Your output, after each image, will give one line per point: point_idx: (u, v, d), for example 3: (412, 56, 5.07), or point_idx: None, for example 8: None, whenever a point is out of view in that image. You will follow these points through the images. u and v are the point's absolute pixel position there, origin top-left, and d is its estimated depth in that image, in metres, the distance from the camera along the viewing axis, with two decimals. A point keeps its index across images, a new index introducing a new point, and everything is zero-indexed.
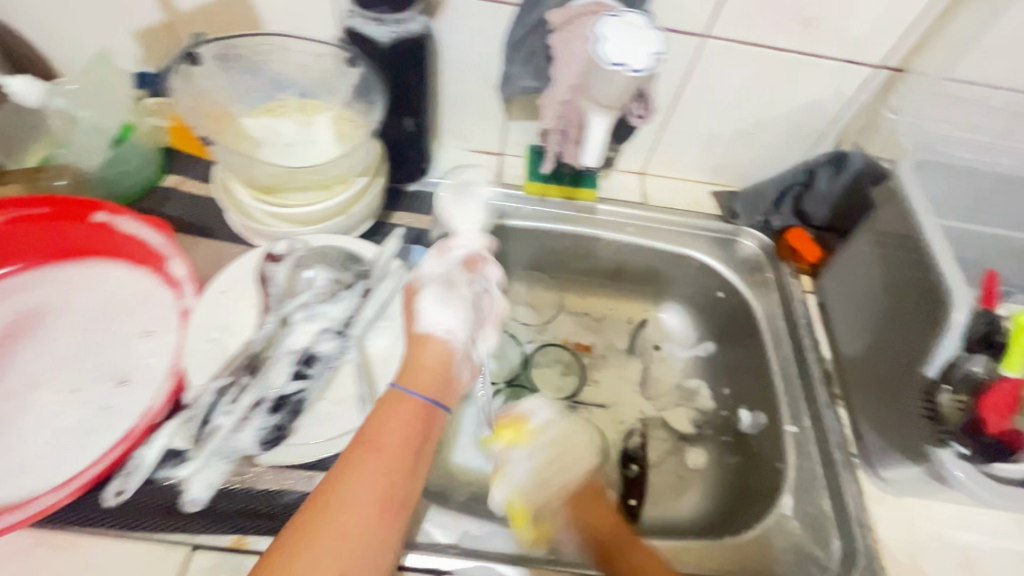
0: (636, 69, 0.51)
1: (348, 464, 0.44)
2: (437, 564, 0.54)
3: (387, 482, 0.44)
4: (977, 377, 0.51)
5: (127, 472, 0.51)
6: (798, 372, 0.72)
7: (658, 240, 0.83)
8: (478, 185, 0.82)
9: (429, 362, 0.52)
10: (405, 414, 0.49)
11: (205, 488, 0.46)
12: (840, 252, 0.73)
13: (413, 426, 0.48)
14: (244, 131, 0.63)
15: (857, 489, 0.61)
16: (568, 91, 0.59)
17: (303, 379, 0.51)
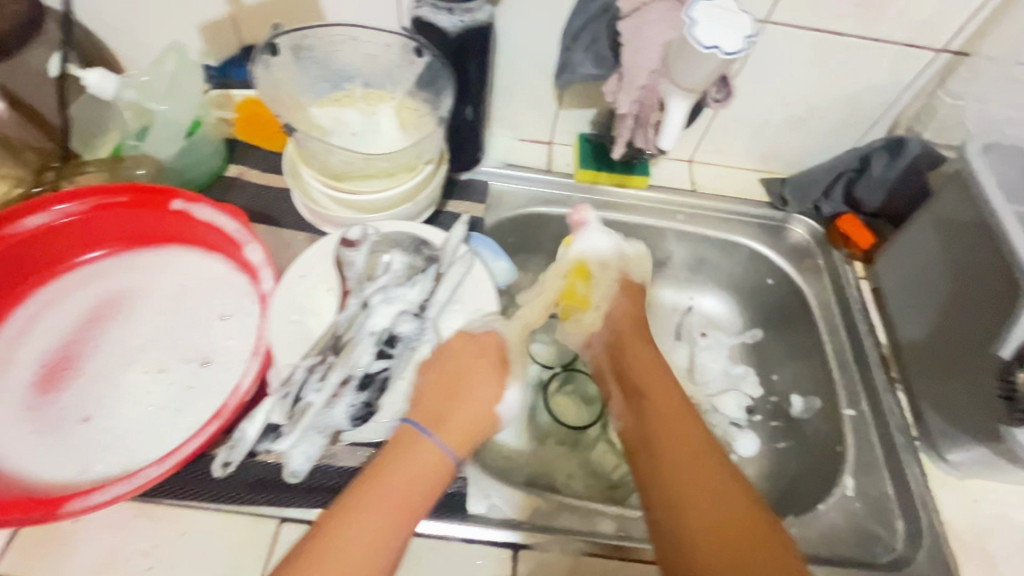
0: (728, 51, 0.52)
1: (370, 483, 0.45)
2: (483, 534, 0.54)
3: (392, 518, 0.43)
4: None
5: (229, 445, 0.52)
6: (854, 357, 0.72)
7: (707, 227, 0.84)
8: (530, 174, 0.84)
9: (473, 377, 0.53)
10: (423, 456, 0.47)
11: (305, 461, 0.50)
12: (895, 236, 0.73)
13: (433, 461, 0.47)
14: (313, 120, 0.65)
15: (920, 471, 0.62)
16: (648, 77, 0.60)
17: (386, 358, 0.54)
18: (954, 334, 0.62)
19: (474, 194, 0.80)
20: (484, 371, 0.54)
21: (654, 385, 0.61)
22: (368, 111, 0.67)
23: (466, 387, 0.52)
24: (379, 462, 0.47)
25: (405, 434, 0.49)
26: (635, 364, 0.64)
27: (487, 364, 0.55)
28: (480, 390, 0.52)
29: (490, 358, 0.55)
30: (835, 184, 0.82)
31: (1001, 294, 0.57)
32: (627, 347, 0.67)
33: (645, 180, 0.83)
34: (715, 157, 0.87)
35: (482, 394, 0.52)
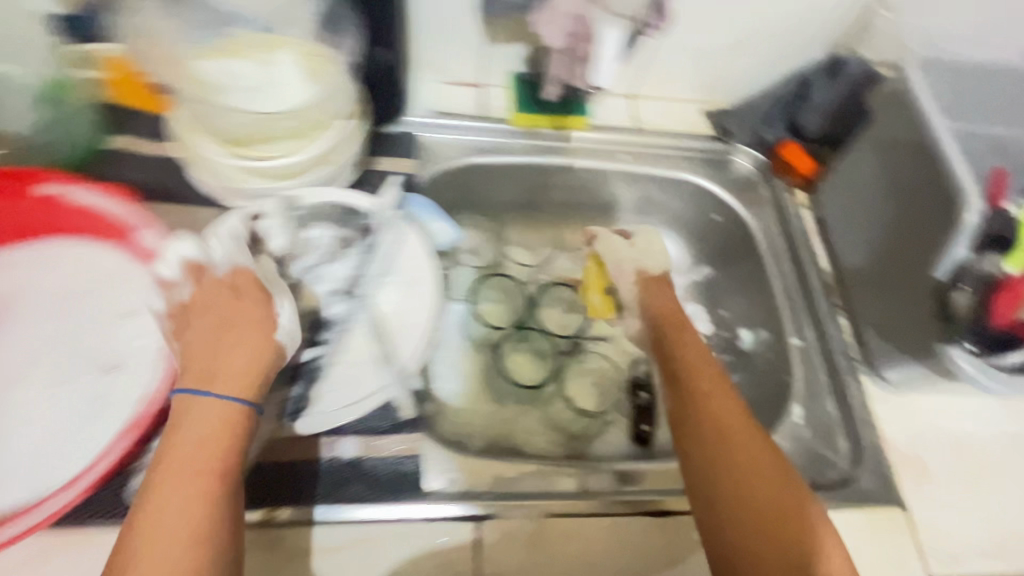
0: None
1: (171, 453, 0.40)
2: (437, 511, 0.52)
3: (202, 471, 0.40)
4: (990, 273, 0.54)
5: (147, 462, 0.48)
6: (800, 287, 0.72)
7: (652, 165, 0.81)
8: (464, 121, 0.77)
9: (234, 327, 0.47)
10: (215, 415, 0.43)
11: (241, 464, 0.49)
12: (839, 161, 0.72)
13: (224, 413, 0.43)
14: (197, 76, 0.55)
15: (860, 391, 0.64)
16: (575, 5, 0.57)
17: (318, 346, 0.56)
18: (890, 255, 0.63)
19: (400, 149, 0.74)
20: (236, 310, 0.48)
21: (694, 364, 0.61)
22: (264, 60, 0.58)
23: (216, 338, 0.46)
24: (168, 437, 0.42)
25: (181, 408, 0.43)
26: (682, 340, 0.65)
27: (241, 302, 0.49)
28: (235, 342, 0.46)
29: (246, 295, 0.49)
30: (777, 112, 0.80)
31: (930, 213, 0.57)
32: (674, 324, 0.67)
33: (585, 121, 0.78)
34: (658, 89, 0.82)
35: (241, 346, 0.46)
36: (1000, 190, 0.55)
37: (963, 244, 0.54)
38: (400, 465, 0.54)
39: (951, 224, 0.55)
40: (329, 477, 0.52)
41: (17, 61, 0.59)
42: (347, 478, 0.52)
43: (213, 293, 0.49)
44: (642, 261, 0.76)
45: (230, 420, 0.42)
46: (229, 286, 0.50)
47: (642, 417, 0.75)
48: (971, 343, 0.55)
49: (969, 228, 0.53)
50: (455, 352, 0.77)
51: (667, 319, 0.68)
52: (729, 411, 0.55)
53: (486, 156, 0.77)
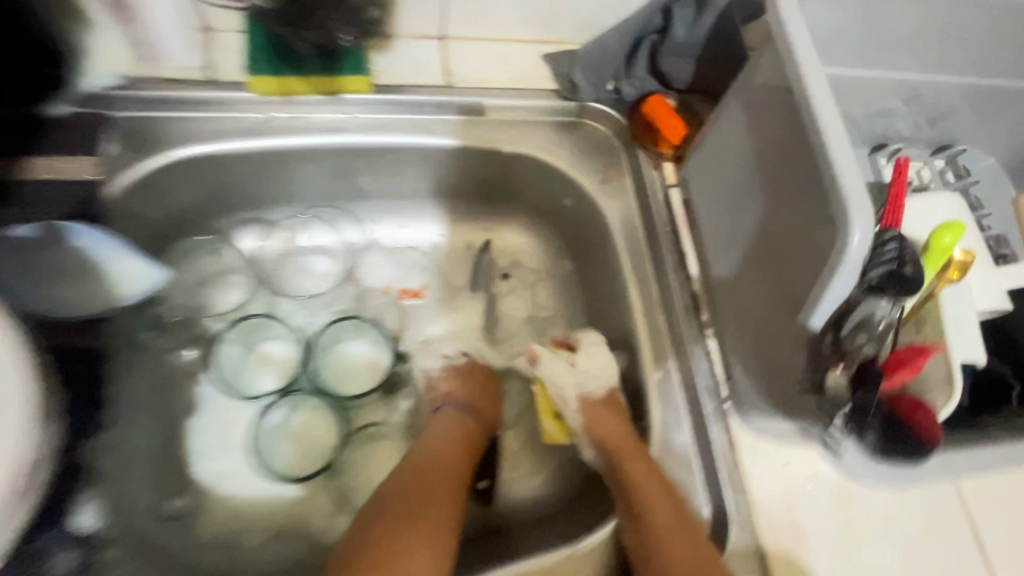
0: None
1: (408, 470, 0.52)
2: None
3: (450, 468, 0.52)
4: (878, 330, 0.41)
5: None
6: (661, 299, 0.56)
7: (475, 137, 0.59)
8: (184, 92, 0.52)
9: (483, 398, 0.60)
10: (455, 432, 0.56)
11: None
12: (707, 126, 0.54)
13: (457, 427, 0.57)
14: None
15: (728, 440, 0.50)
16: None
17: None
18: (761, 266, 0.46)
19: (77, 140, 0.49)
20: (485, 382, 0.62)
21: (621, 450, 0.51)
22: None
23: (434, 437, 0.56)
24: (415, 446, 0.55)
25: (448, 417, 0.58)
26: (620, 459, 0.50)
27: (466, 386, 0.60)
28: (493, 390, 0.62)
29: (485, 375, 0.62)
30: (637, 55, 0.58)
31: (807, 228, 0.40)
32: (628, 458, 0.50)
33: (367, 80, 0.55)
34: (475, 28, 0.59)
35: (490, 394, 0.61)
36: (900, 188, 0.44)
37: (841, 283, 0.37)
38: None
39: (829, 243, 0.38)
40: None
41: None
42: None
43: (460, 374, 0.61)
44: (587, 385, 0.56)
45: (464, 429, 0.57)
46: (473, 369, 0.62)
47: (482, 471, 0.59)
48: (848, 416, 0.45)
49: (849, 258, 0.36)
50: (224, 414, 0.58)
51: (614, 458, 0.51)
52: (665, 516, 0.46)
53: (226, 143, 0.53)
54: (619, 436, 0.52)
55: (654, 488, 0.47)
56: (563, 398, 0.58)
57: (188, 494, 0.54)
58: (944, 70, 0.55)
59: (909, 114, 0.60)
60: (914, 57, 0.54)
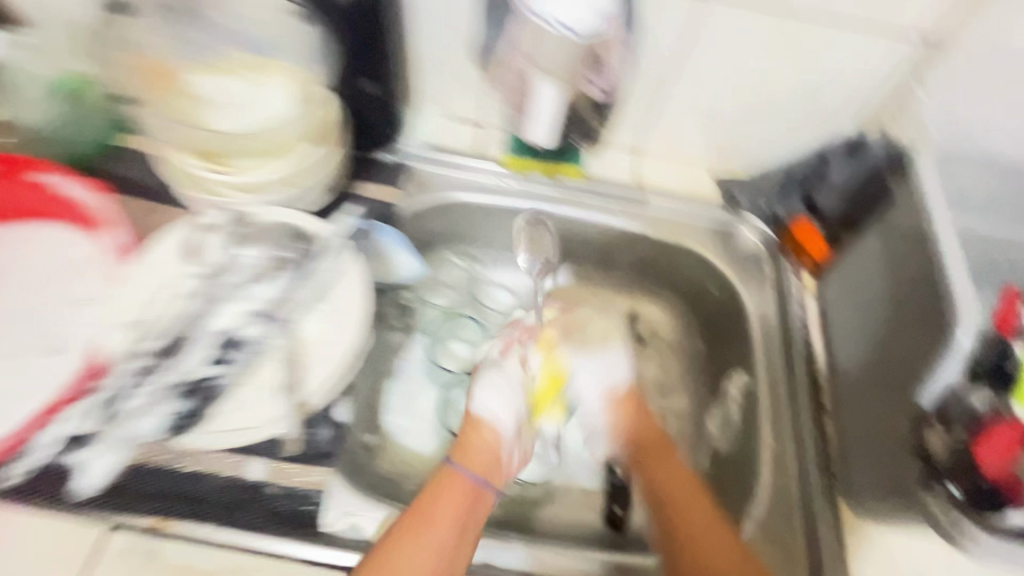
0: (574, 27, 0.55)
1: (394, 547, 0.48)
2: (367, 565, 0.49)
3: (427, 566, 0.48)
4: (976, 410, 0.49)
5: (20, 457, 0.49)
6: (787, 381, 0.65)
7: (648, 227, 0.76)
8: (459, 160, 0.77)
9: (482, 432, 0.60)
10: (446, 498, 0.53)
11: (105, 471, 0.49)
12: (850, 249, 0.65)
13: (454, 487, 0.54)
14: (188, 90, 0.59)
15: (834, 514, 0.56)
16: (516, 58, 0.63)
17: (222, 364, 0.55)
18: (884, 362, 0.55)
19: (389, 177, 0.74)
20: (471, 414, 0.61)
21: (659, 462, 0.60)
22: (256, 81, 0.61)
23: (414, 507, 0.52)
24: (414, 506, 0.52)
25: (442, 475, 0.55)
26: (681, 513, 0.55)
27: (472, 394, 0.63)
28: (475, 424, 0.61)
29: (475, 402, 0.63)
30: (793, 188, 0.73)
31: (924, 332, 0.51)
32: (653, 458, 0.61)
33: (578, 170, 0.77)
34: (665, 148, 0.78)
35: (477, 429, 0.60)
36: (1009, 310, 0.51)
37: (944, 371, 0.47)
38: (298, 500, 0.52)
39: (942, 340, 0.48)
40: (226, 496, 0.51)
41: (50, 59, 0.63)
42: (243, 501, 0.51)
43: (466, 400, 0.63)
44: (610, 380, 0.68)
45: (457, 506, 0.52)
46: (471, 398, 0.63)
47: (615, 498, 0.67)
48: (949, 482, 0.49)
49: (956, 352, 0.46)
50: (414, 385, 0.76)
51: (645, 454, 0.62)
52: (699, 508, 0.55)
53: (478, 196, 0.76)
54: (651, 433, 0.63)
55: (684, 486, 0.57)
56: (580, 373, 0.68)
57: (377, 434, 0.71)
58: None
59: None
60: None
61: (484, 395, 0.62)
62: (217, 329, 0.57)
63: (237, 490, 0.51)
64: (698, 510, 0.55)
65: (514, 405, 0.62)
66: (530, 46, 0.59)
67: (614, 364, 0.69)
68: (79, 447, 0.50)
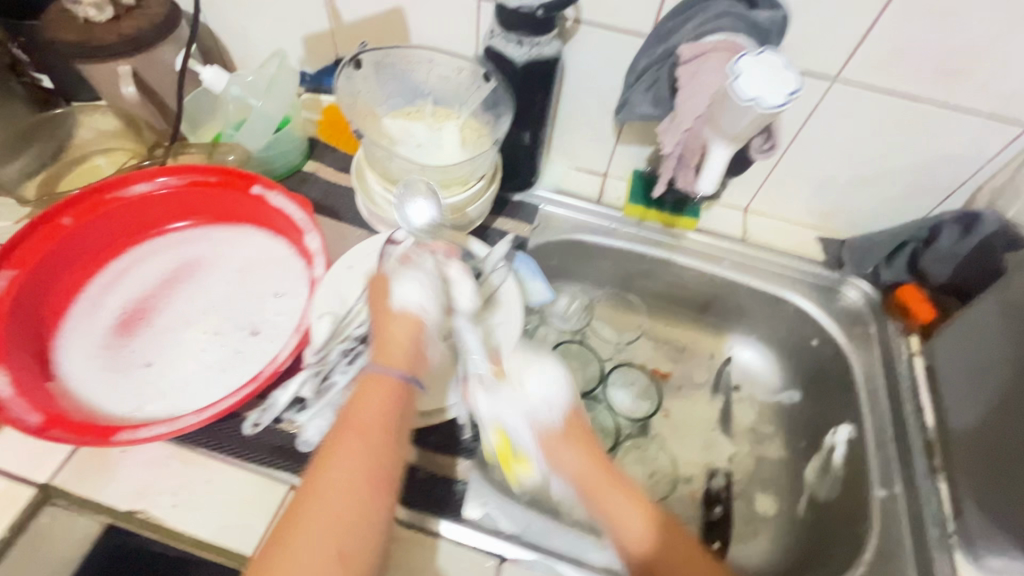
0: (770, 104, 0.55)
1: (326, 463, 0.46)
2: (481, 542, 0.56)
3: (366, 467, 0.47)
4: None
5: (263, 409, 0.59)
6: (895, 434, 0.67)
7: (754, 278, 0.82)
8: (582, 204, 0.87)
9: (398, 335, 0.55)
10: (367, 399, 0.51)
11: (317, 433, 0.57)
12: (958, 314, 0.68)
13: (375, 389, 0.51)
14: (382, 129, 0.71)
15: (951, 571, 0.57)
16: (694, 121, 0.63)
17: None
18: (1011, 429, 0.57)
19: (524, 214, 0.85)
20: (401, 315, 0.55)
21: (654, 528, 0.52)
22: (435, 126, 0.73)
23: (345, 409, 0.50)
24: (341, 415, 0.50)
25: (364, 379, 0.52)
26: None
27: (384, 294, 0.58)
28: (388, 311, 0.56)
29: (383, 290, 0.58)
30: (899, 253, 0.78)
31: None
32: (607, 495, 0.53)
33: (693, 223, 0.84)
34: (773, 209, 0.85)
35: (392, 315, 0.56)
36: None
37: None
38: (442, 485, 0.59)
39: None
40: None
41: None
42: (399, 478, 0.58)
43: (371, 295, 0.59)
44: (540, 413, 0.54)
45: (389, 403, 0.51)
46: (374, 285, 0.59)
47: (713, 534, 0.72)
48: None
49: None
50: None
51: (592, 488, 0.53)
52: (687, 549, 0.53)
53: (596, 238, 0.85)
54: (607, 469, 0.54)
55: (680, 550, 0.52)
56: (519, 435, 0.54)
57: None
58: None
59: None
60: None
61: (404, 287, 0.57)
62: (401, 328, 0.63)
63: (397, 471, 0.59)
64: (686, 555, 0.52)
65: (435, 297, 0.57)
66: (710, 111, 0.61)
67: (564, 386, 0.55)
68: (302, 408, 0.59)
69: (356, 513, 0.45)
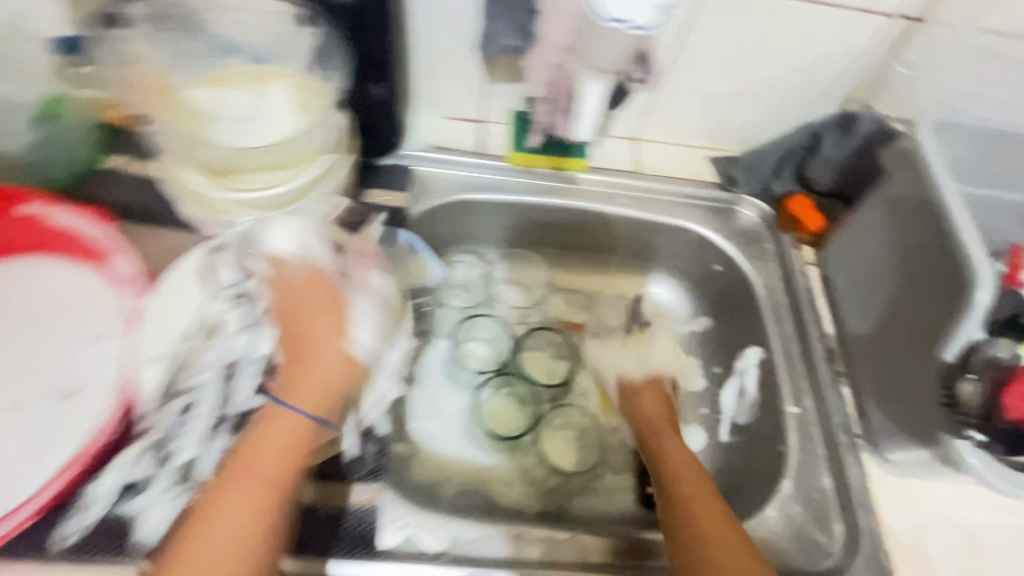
0: (640, 26, 0.47)
1: (224, 486, 0.42)
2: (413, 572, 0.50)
3: (262, 494, 0.42)
4: (1008, 362, 0.46)
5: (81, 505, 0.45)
6: (801, 349, 0.68)
7: (653, 212, 0.78)
8: (461, 159, 0.76)
9: (331, 326, 0.49)
10: (281, 431, 0.44)
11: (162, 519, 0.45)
12: (848, 218, 0.68)
13: (311, 380, 0.47)
14: (185, 103, 0.55)
15: (861, 472, 0.60)
16: (557, 53, 0.55)
17: (269, 391, 0.52)
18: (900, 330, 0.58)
19: (395, 181, 0.73)
20: (325, 301, 0.51)
21: (659, 425, 0.67)
22: (258, 92, 0.57)
23: (254, 449, 0.43)
24: (239, 447, 0.44)
25: (267, 412, 0.46)
26: (683, 501, 0.56)
27: (324, 298, 0.51)
28: (330, 329, 0.49)
29: (323, 300, 0.51)
30: (786, 164, 0.77)
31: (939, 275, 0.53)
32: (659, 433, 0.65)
33: (582, 162, 0.77)
34: (662, 134, 0.80)
35: (330, 339, 0.49)
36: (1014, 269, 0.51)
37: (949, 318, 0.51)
38: (351, 518, 0.52)
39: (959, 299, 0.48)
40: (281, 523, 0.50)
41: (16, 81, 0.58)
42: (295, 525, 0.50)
43: (303, 293, 0.51)
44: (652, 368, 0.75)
45: (300, 439, 0.44)
46: (303, 292, 0.52)
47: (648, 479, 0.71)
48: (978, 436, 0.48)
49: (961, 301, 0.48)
50: (438, 390, 0.76)
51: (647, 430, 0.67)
52: (674, 445, 0.64)
53: (484, 194, 0.76)
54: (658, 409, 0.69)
55: (669, 440, 0.65)
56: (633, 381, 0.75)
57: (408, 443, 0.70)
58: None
59: None
60: None
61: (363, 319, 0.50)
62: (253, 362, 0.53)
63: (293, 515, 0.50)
64: (675, 450, 0.63)
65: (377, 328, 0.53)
66: (576, 39, 0.52)
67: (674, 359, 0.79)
68: (134, 494, 0.46)
69: (252, 537, 0.40)
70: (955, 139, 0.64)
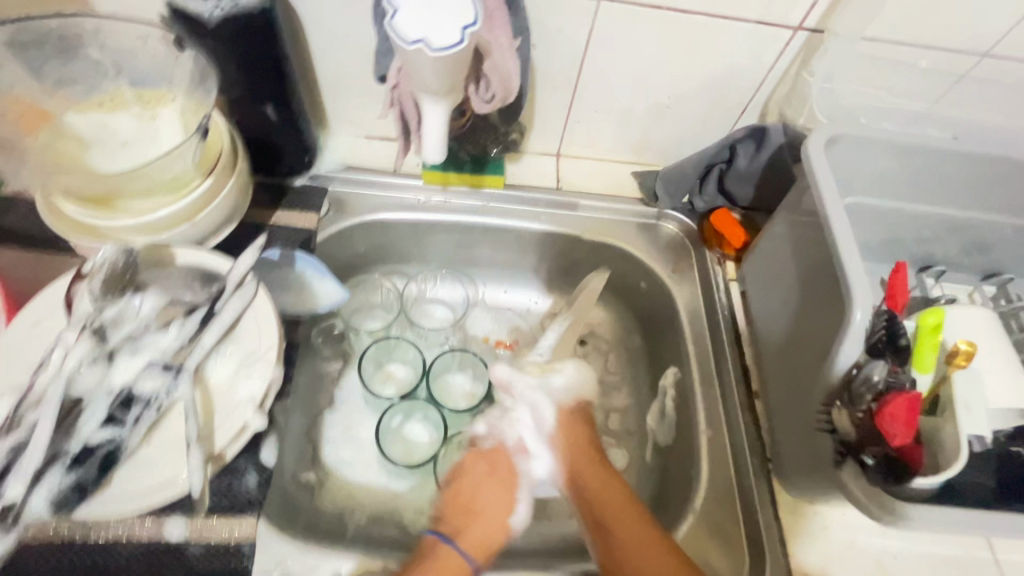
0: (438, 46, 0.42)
1: None
2: None
3: None
4: (877, 384, 0.44)
5: None
6: (716, 368, 0.67)
7: (575, 229, 0.77)
8: (375, 176, 0.75)
9: (488, 502, 0.60)
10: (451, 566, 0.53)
11: None
12: (761, 236, 0.67)
13: (488, 535, 0.57)
14: (66, 130, 0.55)
15: (769, 497, 0.58)
16: (398, 74, 0.52)
17: (116, 426, 0.44)
18: (799, 346, 0.58)
19: (307, 203, 0.71)
20: (498, 492, 0.61)
21: (584, 456, 0.61)
22: (146, 117, 0.57)
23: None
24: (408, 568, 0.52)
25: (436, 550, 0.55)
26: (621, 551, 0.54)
27: (499, 480, 0.62)
28: (498, 482, 0.61)
29: (506, 471, 0.62)
30: (709, 177, 0.75)
31: (832, 313, 0.53)
32: (590, 469, 0.60)
33: (502, 179, 0.75)
34: (585, 150, 0.79)
35: (495, 506, 0.60)
36: (896, 288, 0.47)
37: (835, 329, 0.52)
38: (223, 557, 0.50)
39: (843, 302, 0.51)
40: (142, 562, 0.48)
41: None
42: (161, 564, 0.49)
43: (486, 461, 0.63)
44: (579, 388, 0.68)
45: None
46: (496, 464, 0.62)
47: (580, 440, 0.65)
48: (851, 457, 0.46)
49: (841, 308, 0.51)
50: (355, 414, 0.74)
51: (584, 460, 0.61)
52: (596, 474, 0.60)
53: (402, 214, 0.75)
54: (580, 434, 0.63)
55: (591, 463, 0.61)
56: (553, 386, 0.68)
57: (318, 469, 0.69)
58: (987, 212, 0.65)
59: (953, 242, 0.68)
60: (953, 196, 0.64)
61: (454, 377, 0.76)
62: (106, 398, 0.44)
63: (147, 557, 0.49)
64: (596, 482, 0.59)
65: (248, 374, 0.49)
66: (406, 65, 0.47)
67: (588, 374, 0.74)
68: None
69: None
70: (868, 152, 0.60)
